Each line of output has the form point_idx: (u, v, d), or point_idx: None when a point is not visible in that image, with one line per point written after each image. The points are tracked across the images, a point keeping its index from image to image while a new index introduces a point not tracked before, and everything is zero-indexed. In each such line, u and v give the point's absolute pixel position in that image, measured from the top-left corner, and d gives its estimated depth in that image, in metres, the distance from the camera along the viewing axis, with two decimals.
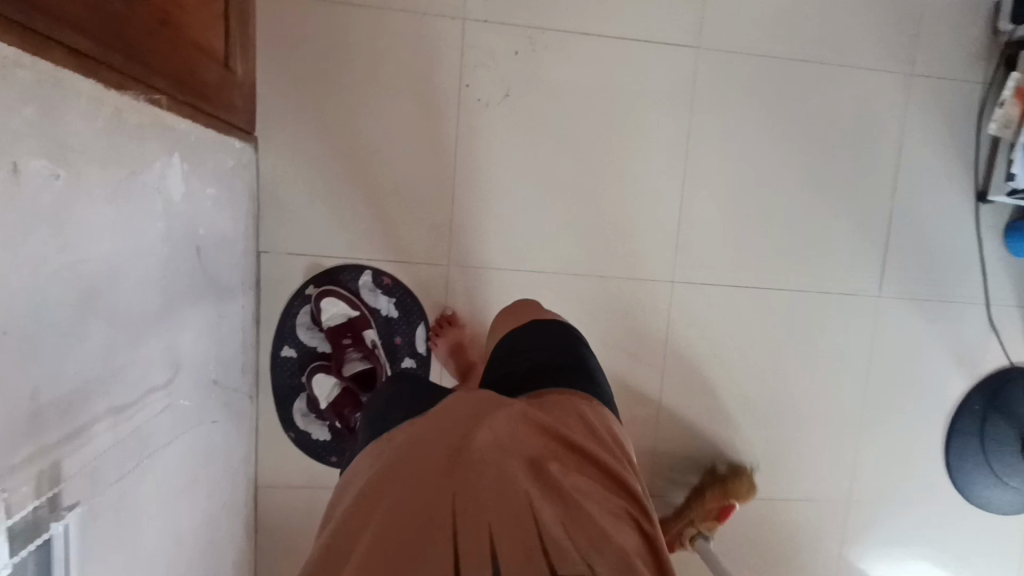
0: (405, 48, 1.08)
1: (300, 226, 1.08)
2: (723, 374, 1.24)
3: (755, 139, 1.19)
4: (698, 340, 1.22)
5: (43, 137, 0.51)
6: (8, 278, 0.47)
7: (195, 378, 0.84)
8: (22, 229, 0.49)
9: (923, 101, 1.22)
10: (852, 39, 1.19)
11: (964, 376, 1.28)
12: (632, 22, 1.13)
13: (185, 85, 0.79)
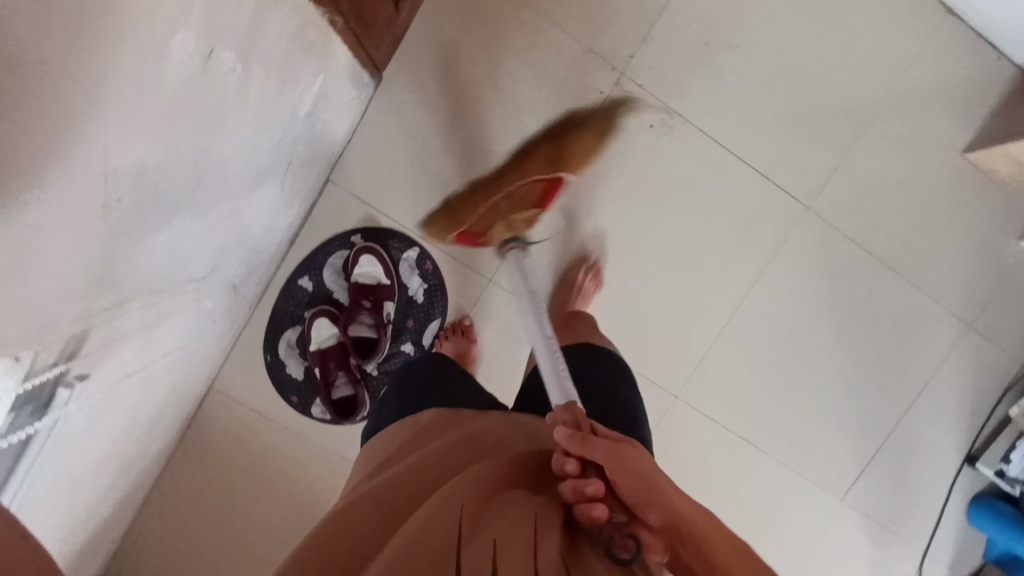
0: (557, 71, 1.07)
1: (377, 177, 1.06)
2: None
3: (811, 309, 1.21)
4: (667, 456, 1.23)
5: (243, 33, 0.49)
6: (148, 151, 0.45)
7: (224, 280, 0.81)
8: (182, 110, 0.46)
9: (966, 353, 1.25)
10: (937, 269, 1.22)
11: None
12: (763, 155, 1.14)
13: (361, 14, 0.76)
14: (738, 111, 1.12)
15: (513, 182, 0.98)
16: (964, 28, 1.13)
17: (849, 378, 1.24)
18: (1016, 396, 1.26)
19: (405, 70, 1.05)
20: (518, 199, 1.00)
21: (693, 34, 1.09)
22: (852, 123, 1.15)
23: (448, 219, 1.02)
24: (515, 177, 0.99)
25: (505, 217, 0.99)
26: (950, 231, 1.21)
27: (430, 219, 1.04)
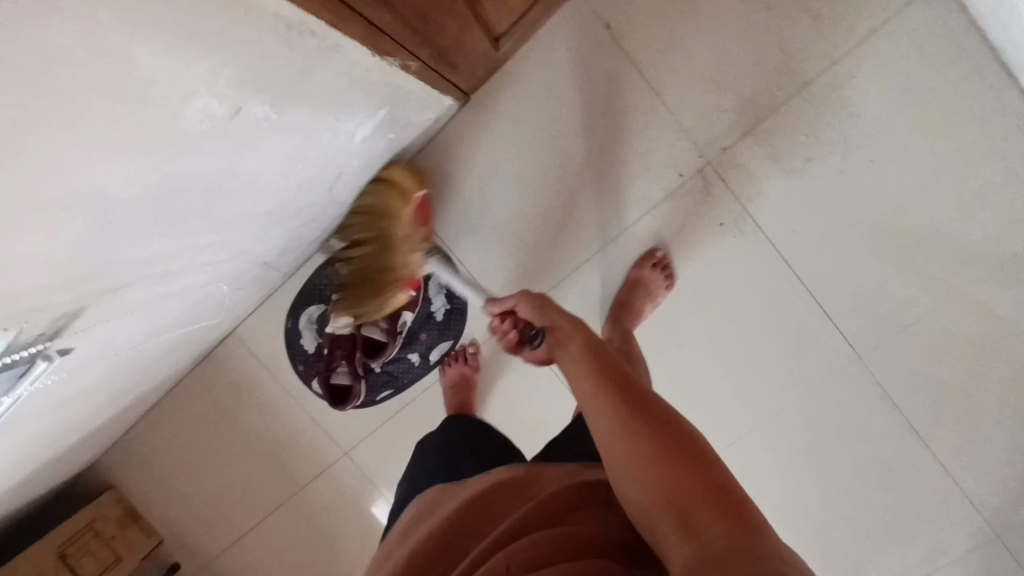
0: (640, 141, 1.05)
1: (436, 191, 1.09)
2: None
3: (826, 457, 1.14)
4: None
5: (282, 88, 0.51)
6: (159, 187, 0.47)
7: (248, 259, 0.85)
8: (198, 152, 0.48)
9: (988, 566, 1.13)
10: (985, 467, 1.10)
11: None
12: (829, 289, 1.07)
13: (445, 55, 0.76)
14: (817, 238, 1.05)
15: (383, 201, 0.94)
16: None
17: (842, 538, 1.17)
18: None
19: (497, 99, 1.06)
20: (394, 226, 0.94)
21: (797, 147, 1.01)
22: (941, 288, 1.05)
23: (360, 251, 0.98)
24: (385, 208, 0.94)
25: (394, 247, 0.93)
26: (1014, 434, 1.08)
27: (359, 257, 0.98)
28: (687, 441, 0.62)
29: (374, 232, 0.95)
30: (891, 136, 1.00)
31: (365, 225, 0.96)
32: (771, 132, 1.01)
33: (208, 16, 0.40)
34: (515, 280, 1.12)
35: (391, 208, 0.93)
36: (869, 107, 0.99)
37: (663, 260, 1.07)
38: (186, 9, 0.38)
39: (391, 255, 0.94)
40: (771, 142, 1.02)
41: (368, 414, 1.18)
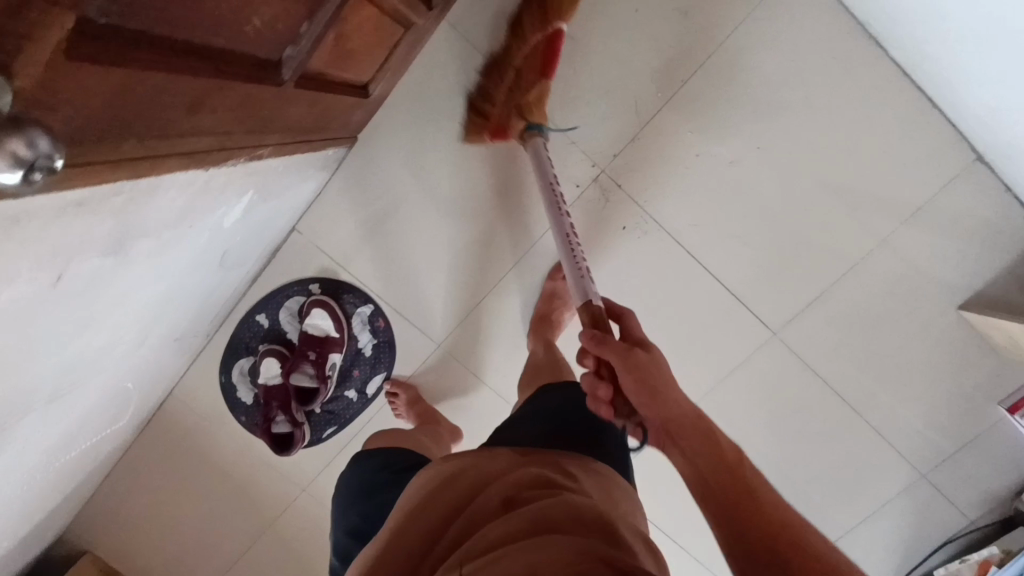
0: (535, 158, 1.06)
1: (341, 231, 1.08)
2: None
3: (757, 427, 1.20)
4: None
5: (110, 238, 0.51)
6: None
7: (158, 347, 0.85)
8: (34, 324, 0.48)
9: (913, 503, 1.21)
10: (900, 415, 1.17)
11: None
12: (736, 274, 1.11)
13: (305, 127, 0.76)
14: (718, 227, 1.08)
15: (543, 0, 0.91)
16: (990, 178, 1.04)
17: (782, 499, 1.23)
18: (959, 555, 1.21)
19: (386, 133, 1.05)
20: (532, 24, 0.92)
21: (685, 141, 1.04)
22: (843, 257, 1.09)
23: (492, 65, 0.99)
24: (529, 32, 0.92)
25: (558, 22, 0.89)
26: (925, 381, 1.15)
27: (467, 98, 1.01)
28: (742, 478, 0.62)
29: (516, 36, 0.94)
30: (773, 119, 1.04)
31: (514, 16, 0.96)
32: (660, 131, 1.04)
33: (41, 223, 0.41)
34: (434, 308, 1.12)
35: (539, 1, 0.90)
36: (749, 94, 1.02)
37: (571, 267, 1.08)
38: (15, 231, 0.39)
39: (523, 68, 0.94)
40: (662, 140, 1.04)
41: (315, 454, 1.20)
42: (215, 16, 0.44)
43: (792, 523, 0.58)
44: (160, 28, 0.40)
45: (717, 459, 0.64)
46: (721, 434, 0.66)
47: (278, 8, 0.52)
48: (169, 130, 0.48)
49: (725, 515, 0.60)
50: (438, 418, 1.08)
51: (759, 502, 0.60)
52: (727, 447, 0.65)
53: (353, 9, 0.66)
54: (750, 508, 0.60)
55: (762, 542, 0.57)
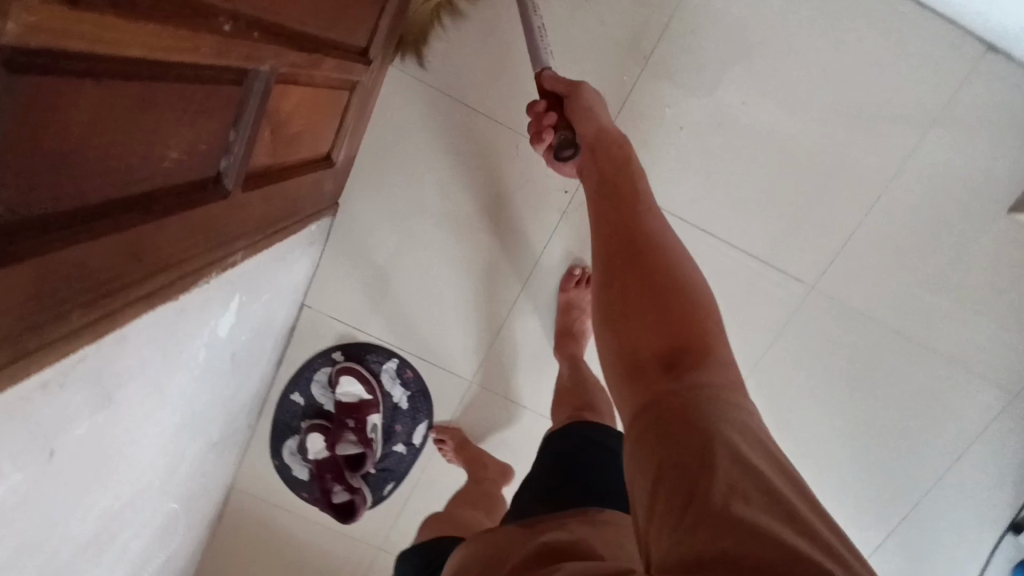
0: (516, 175, 1.02)
1: (349, 295, 1.08)
2: None
3: (820, 386, 1.13)
4: None
5: (92, 397, 0.52)
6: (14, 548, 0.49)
7: (195, 457, 0.86)
8: (37, 498, 0.49)
9: (1007, 425, 1.12)
10: (969, 338, 1.08)
11: None
12: (755, 237, 1.04)
13: (271, 219, 0.76)
14: (722, 194, 1.03)
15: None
16: (1008, 66, 0.95)
17: (866, 453, 1.16)
18: None
19: (364, 190, 1.03)
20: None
21: (665, 116, 0.99)
22: (866, 190, 1.01)
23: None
24: None
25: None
26: (989, 296, 1.06)
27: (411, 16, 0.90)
28: (700, 315, 0.54)
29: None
30: (754, 67, 0.97)
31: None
32: (638, 112, 0.99)
33: (4, 418, 0.41)
34: (457, 347, 1.11)
35: None
36: (721, 49, 0.96)
37: (583, 276, 1.05)
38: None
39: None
40: (641, 123, 0.99)
41: (382, 513, 1.21)
42: (124, 171, 0.44)
43: (724, 363, 0.51)
44: (66, 207, 0.40)
45: (677, 282, 0.56)
46: (692, 266, 0.59)
47: (196, 132, 0.51)
48: (116, 286, 0.48)
49: (653, 319, 0.54)
50: (489, 463, 1.08)
51: (705, 333, 0.53)
52: (693, 275, 0.58)
53: (282, 98, 0.65)
54: (696, 350, 0.51)
55: (698, 369, 0.49)
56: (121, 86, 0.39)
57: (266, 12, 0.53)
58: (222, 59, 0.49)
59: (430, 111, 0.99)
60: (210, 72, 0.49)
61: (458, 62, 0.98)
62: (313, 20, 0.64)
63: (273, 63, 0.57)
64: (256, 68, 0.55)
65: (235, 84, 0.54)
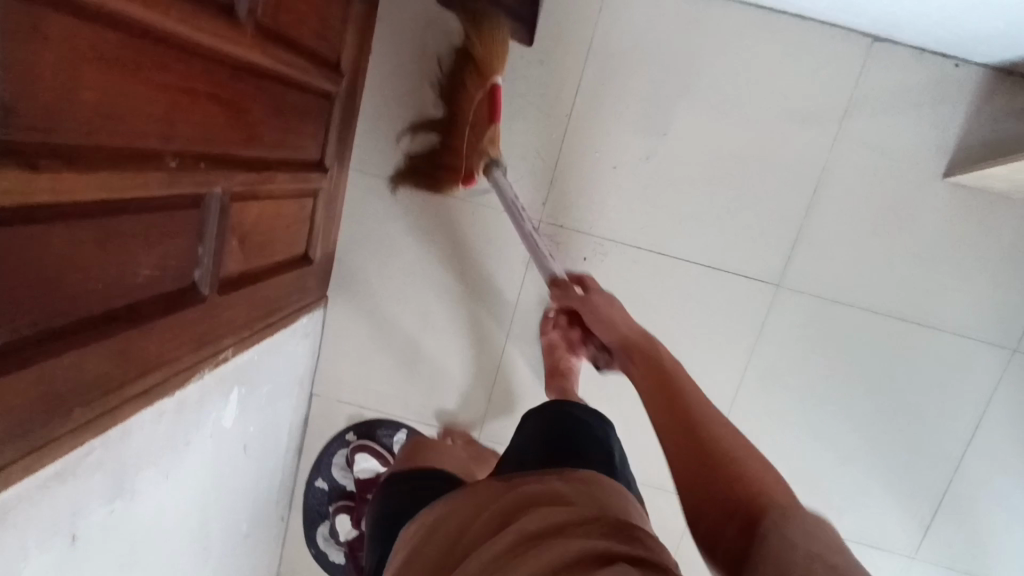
0: (477, 238, 1.12)
1: (350, 377, 1.18)
2: None
3: (817, 381, 1.13)
4: None
5: (107, 486, 0.61)
6: None
7: (225, 547, 0.94)
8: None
9: (1018, 382, 1.10)
10: (952, 301, 1.08)
11: None
12: (710, 248, 1.09)
13: (256, 316, 0.86)
14: (669, 215, 1.09)
15: (472, 100, 0.99)
16: (901, 47, 1.01)
17: (883, 439, 1.14)
18: None
19: (347, 281, 1.14)
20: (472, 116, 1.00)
21: (597, 158, 1.08)
22: (804, 181, 1.06)
23: (430, 138, 1.07)
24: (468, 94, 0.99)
25: (477, 149, 0.99)
26: (959, 260, 1.06)
27: (411, 158, 1.09)
28: (727, 455, 0.55)
29: (449, 129, 1.03)
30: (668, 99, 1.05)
31: (449, 88, 1.03)
32: (572, 161, 1.08)
33: (24, 503, 0.51)
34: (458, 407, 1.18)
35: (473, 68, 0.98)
36: (634, 89, 1.05)
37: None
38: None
39: (456, 171, 1.04)
40: (578, 169, 1.08)
41: None
42: (103, 291, 0.55)
43: (781, 498, 0.50)
44: (58, 325, 0.51)
45: (715, 438, 0.58)
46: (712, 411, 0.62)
47: (163, 252, 0.63)
48: (113, 386, 0.59)
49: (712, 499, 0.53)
50: None
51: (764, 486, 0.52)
52: (721, 424, 0.59)
53: (241, 212, 0.77)
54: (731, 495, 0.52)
55: (767, 509, 0.49)
56: (87, 225, 0.51)
57: (206, 146, 0.66)
58: (173, 190, 0.61)
59: (389, 200, 1.12)
60: (166, 202, 0.61)
61: (405, 152, 1.10)
62: (255, 145, 0.76)
63: (223, 184, 0.70)
64: (209, 191, 0.68)
65: (193, 208, 0.66)
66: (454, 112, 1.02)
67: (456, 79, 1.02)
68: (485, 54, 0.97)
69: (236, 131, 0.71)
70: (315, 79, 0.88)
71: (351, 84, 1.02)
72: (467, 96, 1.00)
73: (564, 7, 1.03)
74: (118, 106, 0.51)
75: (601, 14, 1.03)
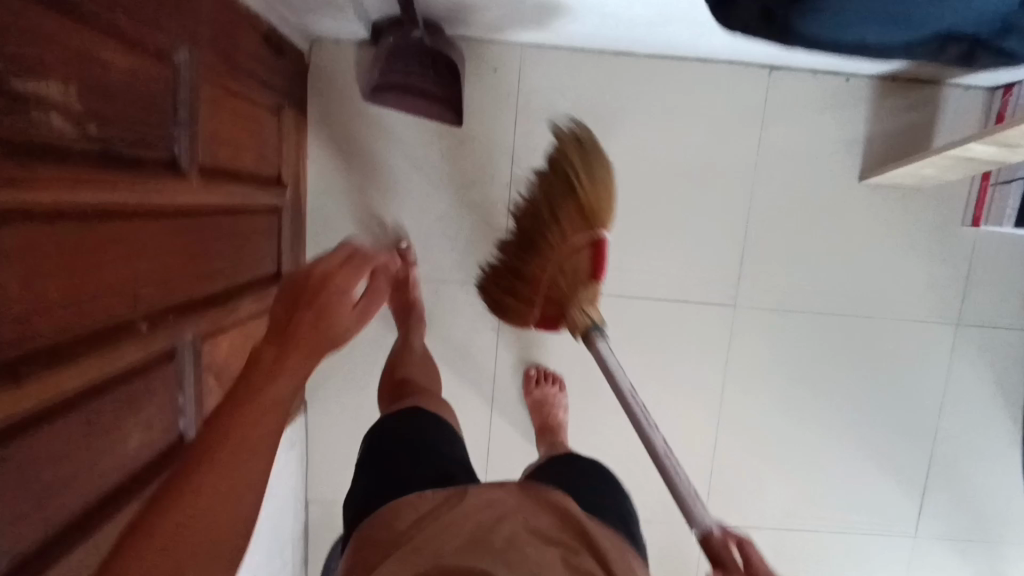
0: (445, 314, 1.14)
1: (341, 475, 1.16)
2: None
3: (790, 386, 1.18)
4: None
5: None
6: None
7: None
8: None
9: (969, 349, 1.17)
10: (894, 289, 1.15)
11: None
12: (666, 281, 1.14)
13: None
14: (622, 257, 1.14)
15: (558, 240, 0.87)
16: (799, 71, 1.10)
17: (861, 428, 1.19)
18: None
19: (321, 381, 1.14)
20: (558, 258, 0.87)
21: None
22: (738, 205, 1.13)
23: (513, 265, 0.93)
24: (562, 242, 0.86)
25: (571, 298, 0.86)
26: (891, 250, 1.14)
27: (495, 274, 0.97)
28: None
29: (533, 264, 0.89)
30: (600, 152, 1.11)
31: (538, 222, 0.89)
32: None
33: None
34: None
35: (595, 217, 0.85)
36: None
37: (540, 372, 1.14)
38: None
39: (533, 306, 0.91)
40: None
41: None
42: (96, 472, 0.54)
43: None
44: (57, 522, 0.49)
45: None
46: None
47: (146, 414, 0.62)
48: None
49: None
50: None
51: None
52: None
53: (213, 348, 0.76)
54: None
55: None
56: (73, 415, 0.50)
57: (171, 296, 0.66)
58: (147, 352, 0.60)
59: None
60: (142, 364, 0.61)
61: (357, 245, 1.11)
62: (217, 281, 0.77)
63: (193, 328, 0.69)
64: (179, 341, 0.67)
65: (167, 363, 0.65)
66: (535, 249, 0.89)
67: (552, 210, 0.88)
68: (596, 200, 0.86)
69: (197, 272, 0.71)
70: (261, 198, 0.89)
71: (294, 193, 1.02)
72: (553, 236, 0.87)
73: (486, 84, 1.08)
74: (86, 291, 0.51)
75: (523, 85, 1.08)
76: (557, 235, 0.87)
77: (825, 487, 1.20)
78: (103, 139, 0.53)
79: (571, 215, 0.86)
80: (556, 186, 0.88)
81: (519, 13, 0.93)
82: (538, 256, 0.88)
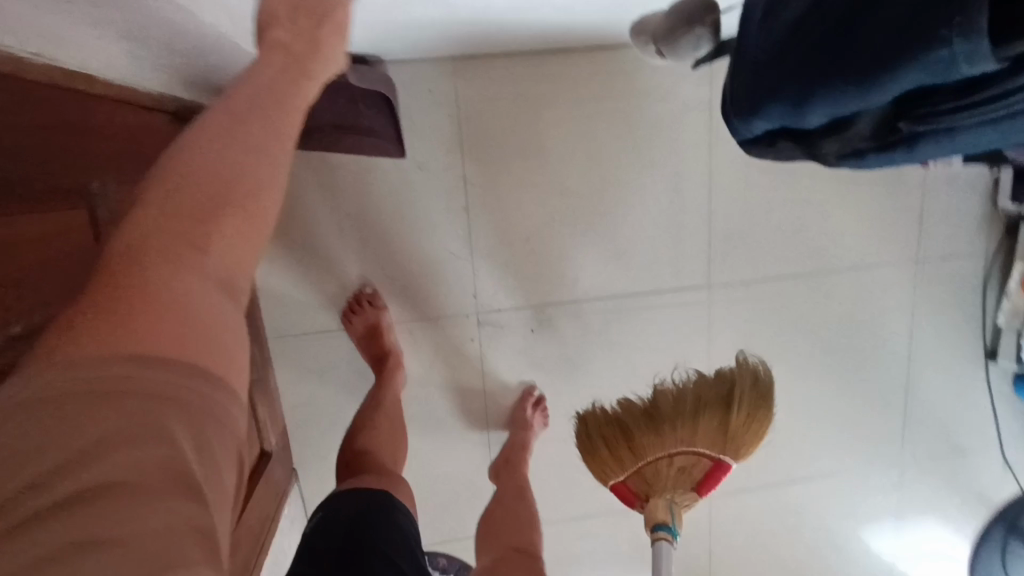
0: (425, 352, 1.09)
1: None
2: (764, 564, 1.27)
3: (773, 353, 1.19)
4: (738, 536, 1.26)
5: None
6: None
7: None
8: None
9: (931, 283, 1.21)
10: (856, 240, 1.17)
11: (984, 514, 1.31)
12: (640, 275, 1.12)
13: (248, 553, 0.81)
14: (592, 259, 1.11)
15: (681, 437, 0.82)
16: None
17: (843, 378, 1.22)
18: (995, 279, 1.21)
19: (307, 446, 1.09)
20: (673, 448, 0.82)
21: (509, 233, 1.07)
22: (698, 186, 1.11)
23: (617, 429, 0.86)
24: (694, 436, 0.82)
25: (658, 490, 0.82)
26: (846, 203, 1.15)
27: (598, 420, 0.88)
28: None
29: (652, 446, 0.83)
30: (550, 157, 1.06)
31: (671, 410, 0.83)
32: (486, 246, 1.07)
33: None
34: (462, 514, 1.15)
35: (730, 429, 0.81)
36: (516, 161, 1.05)
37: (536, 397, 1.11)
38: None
39: (618, 473, 0.85)
40: (494, 250, 1.07)
41: None
42: None
43: None
44: None
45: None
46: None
47: None
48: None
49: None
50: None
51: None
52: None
53: None
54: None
55: None
56: None
57: None
58: None
59: (320, 353, 1.06)
60: None
61: (317, 302, 1.05)
62: None
63: None
64: None
65: None
66: (652, 431, 0.83)
67: (695, 401, 0.83)
68: (744, 420, 0.82)
69: None
70: None
71: None
72: (681, 433, 0.82)
73: (420, 108, 1.01)
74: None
75: (459, 103, 1.01)
76: (690, 413, 0.82)
77: (816, 438, 1.24)
78: (30, 330, 0.47)
79: (719, 415, 0.81)
80: (714, 392, 0.83)
81: (444, 35, 0.86)
82: (660, 441, 0.82)
